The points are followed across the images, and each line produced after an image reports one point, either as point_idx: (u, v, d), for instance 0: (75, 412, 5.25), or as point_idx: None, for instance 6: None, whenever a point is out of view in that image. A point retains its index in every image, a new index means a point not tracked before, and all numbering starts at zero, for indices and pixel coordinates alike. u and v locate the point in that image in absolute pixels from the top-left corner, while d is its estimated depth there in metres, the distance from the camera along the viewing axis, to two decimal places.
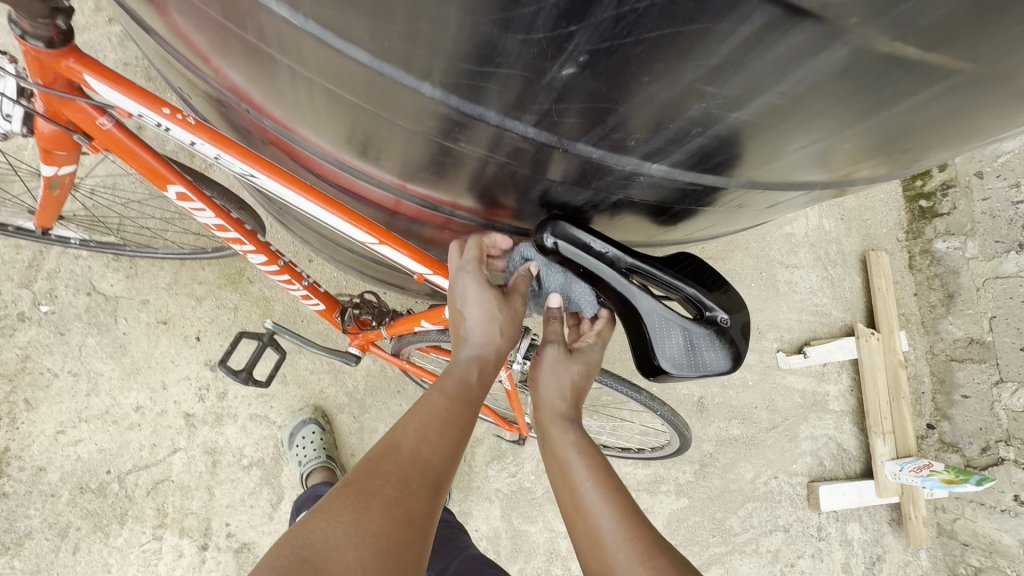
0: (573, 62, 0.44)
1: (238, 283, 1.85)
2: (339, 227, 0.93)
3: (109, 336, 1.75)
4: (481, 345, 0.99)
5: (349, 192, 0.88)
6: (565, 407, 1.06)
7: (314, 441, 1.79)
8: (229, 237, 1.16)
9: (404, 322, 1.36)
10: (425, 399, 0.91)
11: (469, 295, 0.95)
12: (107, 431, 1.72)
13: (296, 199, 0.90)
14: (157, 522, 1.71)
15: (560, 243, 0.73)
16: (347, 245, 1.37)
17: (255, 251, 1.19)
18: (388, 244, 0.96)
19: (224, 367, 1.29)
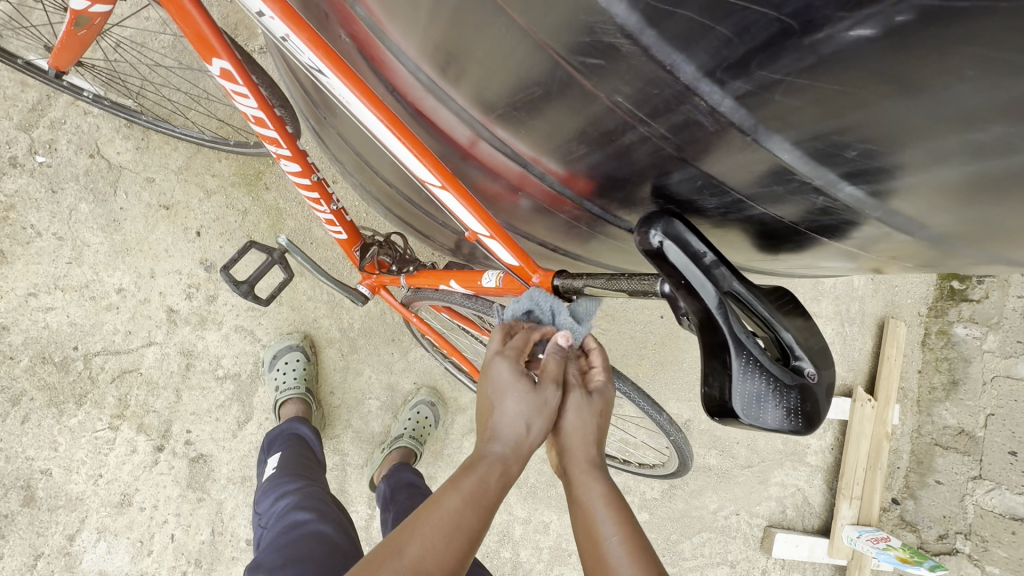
0: (881, 21, 0.34)
1: (252, 185, 1.71)
2: (399, 156, 0.81)
3: (104, 207, 1.61)
4: (512, 439, 0.85)
5: (424, 116, 0.75)
6: (590, 449, 0.90)
7: (296, 370, 1.69)
8: (265, 134, 1.02)
9: (431, 277, 1.24)
10: (436, 499, 0.80)
11: (503, 386, 0.86)
12: (83, 306, 1.61)
13: (357, 113, 0.77)
14: (116, 412, 1.62)
15: (670, 245, 0.61)
16: (387, 176, 1.24)
17: (290, 157, 1.06)
18: (448, 189, 0.83)
19: (226, 275, 1.16)
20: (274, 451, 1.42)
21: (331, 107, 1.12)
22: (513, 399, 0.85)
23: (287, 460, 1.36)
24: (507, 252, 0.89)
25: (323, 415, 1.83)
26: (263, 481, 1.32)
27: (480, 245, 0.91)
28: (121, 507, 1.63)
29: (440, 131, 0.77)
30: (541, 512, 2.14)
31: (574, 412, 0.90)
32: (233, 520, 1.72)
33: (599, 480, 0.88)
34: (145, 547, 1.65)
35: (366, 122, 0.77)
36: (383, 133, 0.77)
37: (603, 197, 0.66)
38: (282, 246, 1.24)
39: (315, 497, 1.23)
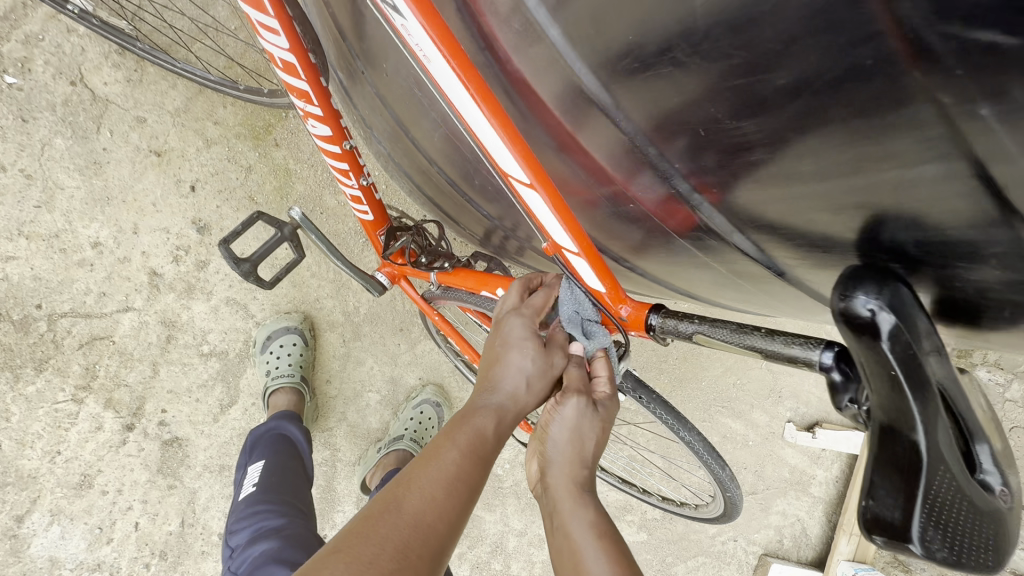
0: None
1: (260, 139, 1.49)
2: (478, 138, 0.60)
3: (85, 146, 1.39)
4: (511, 395, 0.80)
5: (524, 88, 0.56)
6: (572, 469, 0.81)
7: (291, 355, 1.50)
8: (292, 85, 0.80)
9: (473, 279, 1.05)
10: (434, 451, 0.73)
11: (510, 341, 0.82)
12: (50, 259, 1.39)
13: (431, 71, 0.55)
14: (81, 382, 1.42)
15: (888, 313, 0.45)
16: (430, 153, 1.02)
17: (320, 117, 0.85)
18: (536, 189, 0.62)
19: (224, 250, 0.95)
20: (261, 456, 1.23)
21: (373, 66, 0.89)
22: (518, 355, 0.81)
23: (274, 474, 1.18)
24: (595, 275, 0.69)
25: (316, 405, 1.65)
26: (244, 497, 1.13)
27: (559, 262, 0.71)
28: (80, 488, 1.45)
29: (543, 109, 0.57)
30: (537, 526, 2.00)
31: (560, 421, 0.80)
32: (205, 512, 1.54)
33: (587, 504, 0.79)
34: (104, 535, 1.47)
35: (441, 86, 0.56)
36: (464, 104, 0.56)
37: (784, 217, 0.51)
38: (295, 222, 1.03)
39: (295, 544, 1.03)
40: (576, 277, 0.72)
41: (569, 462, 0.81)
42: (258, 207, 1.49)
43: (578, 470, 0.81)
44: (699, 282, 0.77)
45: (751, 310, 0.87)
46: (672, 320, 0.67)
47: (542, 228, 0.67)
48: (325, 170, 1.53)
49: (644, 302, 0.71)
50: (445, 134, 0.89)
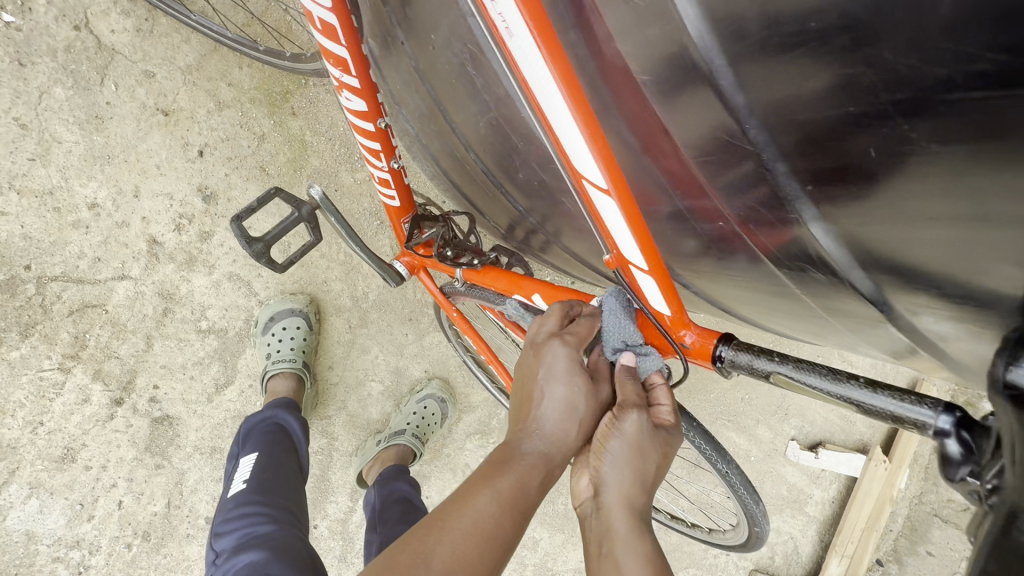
0: None
1: (276, 106, 1.40)
2: (554, 132, 0.51)
3: (87, 98, 1.29)
4: (550, 432, 0.74)
5: (622, 82, 0.52)
6: (626, 495, 0.72)
7: (294, 339, 1.42)
8: (329, 50, 0.71)
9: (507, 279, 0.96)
10: (469, 493, 0.68)
11: (554, 373, 0.74)
12: (43, 217, 1.29)
13: (510, 47, 0.46)
14: (69, 351, 1.34)
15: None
16: (467, 137, 0.92)
17: (355, 89, 0.75)
18: (614, 194, 0.53)
19: (236, 227, 0.86)
20: (254, 450, 1.15)
21: (417, 39, 0.80)
22: (562, 386, 0.74)
23: (269, 471, 1.09)
24: (663, 296, 0.60)
25: (316, 391, 1.58)
26: (235, 493, 1.05)
27: (622, 277, 0.62)
28: (63, 462, 1.37)
29: (642, 107, 0.53)
30: (531, 528, 1.96)
31: (622, 442, 0.72)
32: (193, 495, 1.47)
33: (643, 538, 0.69)
34: (85, 512, 1.40)
35: (520, 66, 0.47)
36: (546, 88, 0.47)
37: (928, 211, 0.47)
38: (314, 201, 0.94)
39: (284, 559, 0.92)
40: (638, 297, 0.63)
41: (624, 488, 0.73)
42: (270, 179, 1.40)
43: (635, 496, 0.72)
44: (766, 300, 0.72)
45: (809, 335, 0.82)
46: (743, 352, 0.59)
47: (609, 239, 0.59)
48: (343, 145, 1.44)
49: (710, 330, 0.63)
50: (488, 121, 0.79)
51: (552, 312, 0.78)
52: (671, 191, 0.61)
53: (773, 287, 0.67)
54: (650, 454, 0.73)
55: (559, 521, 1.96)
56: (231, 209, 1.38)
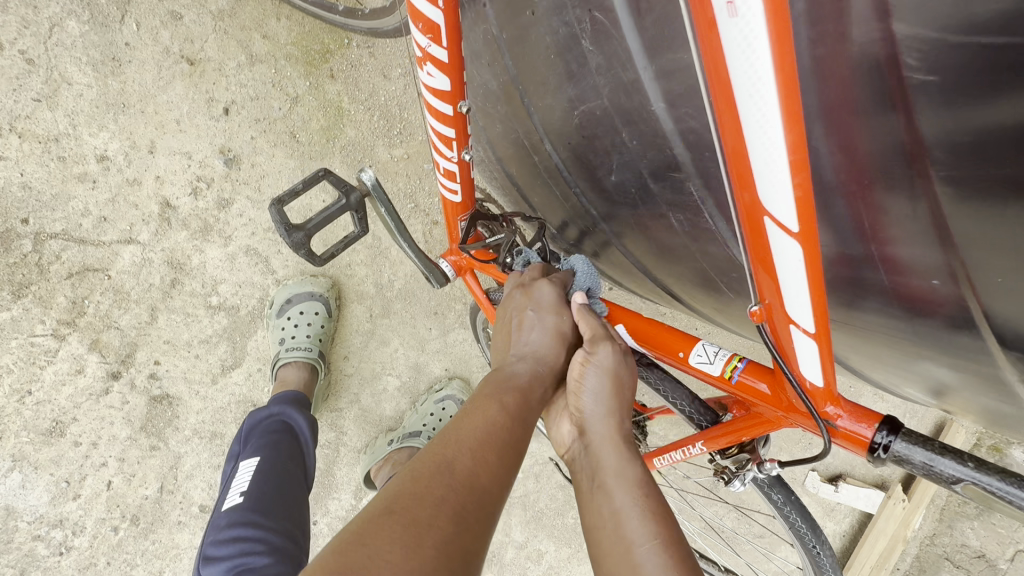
0: None
1: (313, 67, 1.25)
2: (741, 155, 0.36)
3: (105, 37, 1.16)
4: (539, 364, 0.66)
5: (837, 80, 0.42)
6: (613, 421, 0.62)
7: (311, 326, 1.30)
8: (421, 13, 0.58)
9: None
10: (477, 408, 0.59)
11: (540, 305, 0.69)
12: (46, 167, 1.16)
13: (720, 33, 0.31)
14: (65, 317, 1.21)
15: None
16: (543, 128, 0.76)
17: (440, 63, 0.63)
18: (803, 245, 0.37)
19: (274, 212, 0.76)
20: (257, 454, 1.03)
21: (508, 3, 0.66)
22: (549, 318, 0.68)
23: (271, 484, 0.98)
24: (823, 367, 0.45)
25: (328, 382, 1.46)
26: (233, 507, 0.93)
27: (766, 337, 0.47)
28: (50, 436, 1.26)
29: (849, 117, 0.43)
30: (538, 540, 1.85)
31: (595, 364, 0.63)
32: (188, 480, 1.35)
33: (633, 463, 0.58)
34: (71, 490, 1.29)
35: (724, 63, 0.32)
36: (758, 95, 0.32)
37: None
38: (365, 187, 0.81)
39: None
40: (785, 361, 0.48)
41: (605, 421, 0.61)
42: (299, 146, 1.26)
43: (618, 423, 0.61)
44: (907, 360, 0.59)
45: (918, 399, 0.71)
46: (920, 449, 0.45)
47: (768, 292, 0.44)
48: (382, 116, 1.29)
49: (864, 408, 0.49)
50: (583, 112, 0.64)
51: (534, 266, 0.76)
52: (847, 231, 0.50)
53: (938, 346, 0.54)
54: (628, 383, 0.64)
55: (567, 536, 1.86)
56: (254, 175, 1.25)
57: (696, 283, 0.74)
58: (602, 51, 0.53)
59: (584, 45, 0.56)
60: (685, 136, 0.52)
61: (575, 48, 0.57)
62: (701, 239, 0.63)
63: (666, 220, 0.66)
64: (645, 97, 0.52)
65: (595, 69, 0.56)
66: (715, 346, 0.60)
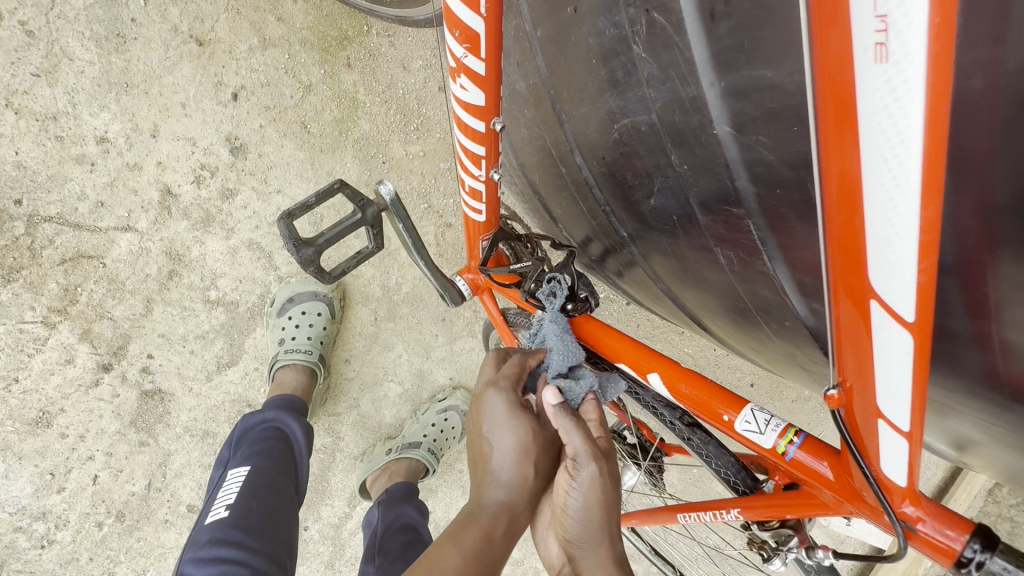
0: None
1: (329, 54, 1.18)
2: (856, 228, 0.31)
3: (110, 11, 1.09)
4: (516, 486, 0.66)
5: (981, 122, 0.34)
6: (599, 548, 0.60)
7: (313, 328, 1.24)
8: (460, 21, 0.50)
9: (607, 347, 0.74)
10: (437, 553, 0.61)
11: (496, 422, 0.67)
12: (43, 146, 1.10)
13: (857, 75, 0.25)
14: (56, 304, 1.16)
15: None
16: (574, 139, 0.68)
17: (477, 78, 0.56)
18: (914, 335, 0.33)
19: (287, 225, 0.75)
20: (247, 463, 0.97)
21: None
22: (510, 433, 0.66)
23: (259, 499, 0.92)
24: (910, 469, 0.41)
25: (327, 385, 1.40)
26: (216, 522, 0.87)
27: (841, 421, 0.43)
28: (36, 426, 1.21)
29: (990, 170, 0.36)
30: (535, 558, 1.78)
31: (579, 486, 0.61)
32: (176, 479, 1.30)
33: None
34: (55, 483, 1.24)
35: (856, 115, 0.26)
36: (894, 161, 0.26)
37: None
38: (383, 202, 0.82)
39: None
40: (861, 453, 0.44)
41: (590, 547, 0.60)
42: (310, 138, 1.19)
43: (602, 548, 0.60)
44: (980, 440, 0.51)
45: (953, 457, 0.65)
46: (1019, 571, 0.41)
47: (852, 377, 0.40)
48: (399, 110, 1.22)
49: (944, 511, 0.45)
50: (626, 127, 0.56)
51: (490, 360, 0.71)
52: (954, 304, 0.42)
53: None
54: (608, 495, 0.61)
55: None
56: (261, 166, 1.18)
57: (732, 317, 0.66)
58: (657, 60, 0.45)
59: (636, 51, 0.47)
60: (752, 168, 0.43)
61: (624, 53, 0.49)
62: (750, 282, 0.55)
63: (710, 254, 0.58)
64: (707, 119, 0.44)
65: (646, 80, 0.47)
66: (767, 415, 0.57)
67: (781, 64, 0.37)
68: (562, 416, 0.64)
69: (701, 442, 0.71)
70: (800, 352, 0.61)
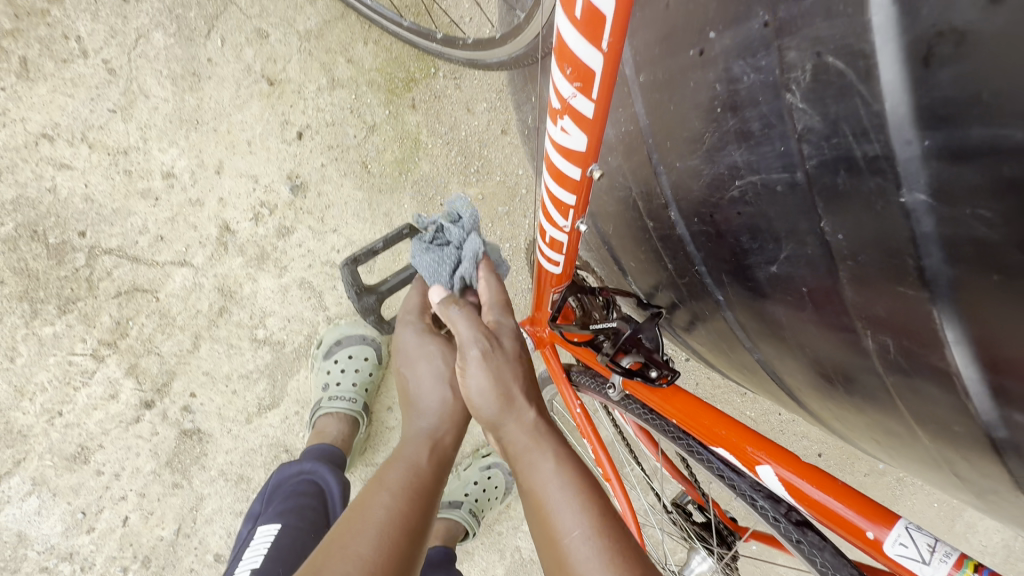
0: None
1: (395, 95, 1.16)
2: None
3: (189, 51, 1.11)
4: (437, 408, 0.71)
5: None
6: (518, 420, 0.64)
7: (359, 374, 1.19)
8: (574, 55, 0.45)
9: (702, 428, 0.67)
10: (359, 501, 0.62)
11: (412, 355, 0.73)
12: (112, 180, 1.11)
13: None
14: (106, 338, 1.14)
15: None
16: (671, 193, 0.55)
17: (582, 117, 0.50)
18: None
19: (350, 271, 0.71)
20: (277, 520, 0.90)
21: (659, 36, 0.49)
22: (427, 363, 0.72)
23: (287, 565, 0.82)
24: None
25: (367, 434, 1.32)
26: None
27: None
28: (73, 462, 1.18)
29: None
30: None
31: (476, 367, 0.63)
32: (206, 526, 1.23)
33: (550, 454, 0.61)
34: (86, 522, 1.20)
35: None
36: None
37: None
38: None
39: None
40: None
41: (509, 423, 0.63)
42: (370, 178, 1.16)
43: (523, 420, 0.64)
44: None
45: None
46: None
47: None
48: (460, 152, 1.18)
49: None
50: (751, 185, 0.46)
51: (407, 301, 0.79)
52: None
53: None
54: (510, 366, 0.64)
55: None
56: (319, 205, 1.16)
57: (855, 400, 0.55)
58: (824, 112, 0.37)
59: (789, 99, 0.40)
60: (952, 245, 0.35)
61: (769, 101, 0.41)
62: (913, 375, 0.45)
63: (850, 336, 0.47)
64: (892, 183, 0.36)
65: (800, 134, 0.40)
66: (930, 540, 0.52)
67: None
68: (448, 310, 0.68)
69: (813, 548, 0.61)
70: (956, 459, 0.50)
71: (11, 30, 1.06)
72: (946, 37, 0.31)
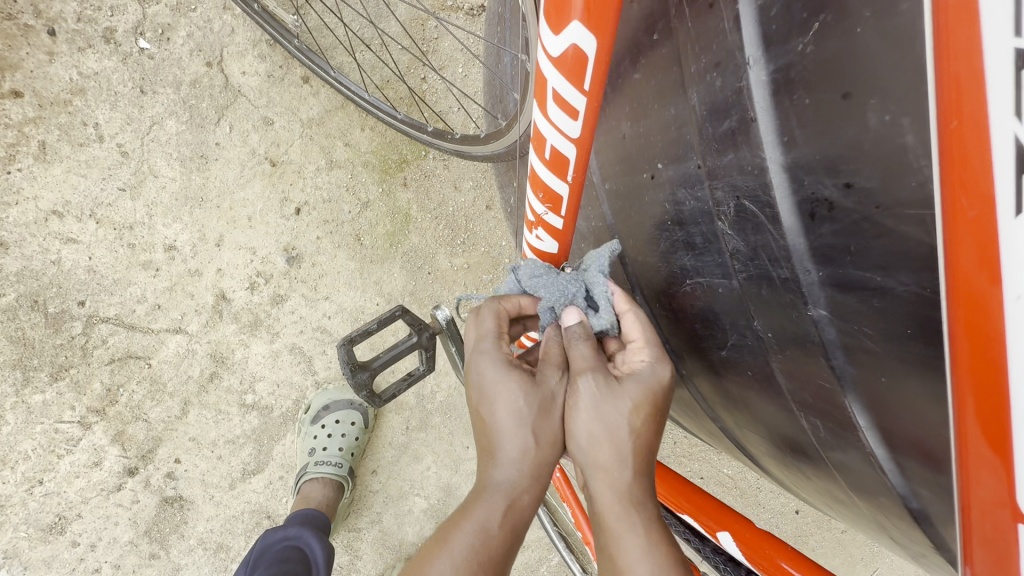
0: None
1: (388, 174, 1.27)
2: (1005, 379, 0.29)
3: (198, 136, 1.20)
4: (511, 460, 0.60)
5: None
6: (620, 477, 0.59)
7: (345, 438, 1.20)
8: (545, 182, 0.54)
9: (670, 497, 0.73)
10: None
11: (488, 394, 0.61)
12: (115, 252, 1.17)
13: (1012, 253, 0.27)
14: (95, 405, 1.16)
15: None
16: (636, 285, 0.64)
17: (553, 227, 0.59)
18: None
19: (345, 349, 0.77)
20: None
21: (619, 159, 0.58)
22: (504, 406, 0.60)
23: None
24: None
25: (352, 498, 1.33)
26: None
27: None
28: (49, 533, 1.16)
29: None
30: None
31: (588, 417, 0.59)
32: None
33: (644, 520, 0.58)
34: None
35: (980, 92, 0.27)
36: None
37: None
38: (439, 325, 0.82)
39: None
40: None
41: (610, 476, 0.58)
42: (362, 249, 1.24)
43: (624, 475, 0.59)
44: None
45: None
46: None
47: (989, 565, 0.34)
48: (447, 226, 1.28)
49: None
50: (699, 286, 0.54)
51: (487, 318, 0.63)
52: None
53: None
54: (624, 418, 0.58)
55: None
56: (313, 275, 1.22)
57: (802, 467, 0.61)
58: (747, 239, 0.46)
59: (721, 226, 0.49)
60: (850, 350, 0.44)
61: (706, 224, 0.50)
62: (841, 452, 0.52)
63: (789, 415, 0.54)
64: (801, 300, 0.44)
65: (731, 253, 0.49)
66: None
67: (892, 273, 0.39)
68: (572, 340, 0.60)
69: None
70: (889, 524, 0.57)
71: (33, 117, 1.15)
72: (821, 203, 0.40)
